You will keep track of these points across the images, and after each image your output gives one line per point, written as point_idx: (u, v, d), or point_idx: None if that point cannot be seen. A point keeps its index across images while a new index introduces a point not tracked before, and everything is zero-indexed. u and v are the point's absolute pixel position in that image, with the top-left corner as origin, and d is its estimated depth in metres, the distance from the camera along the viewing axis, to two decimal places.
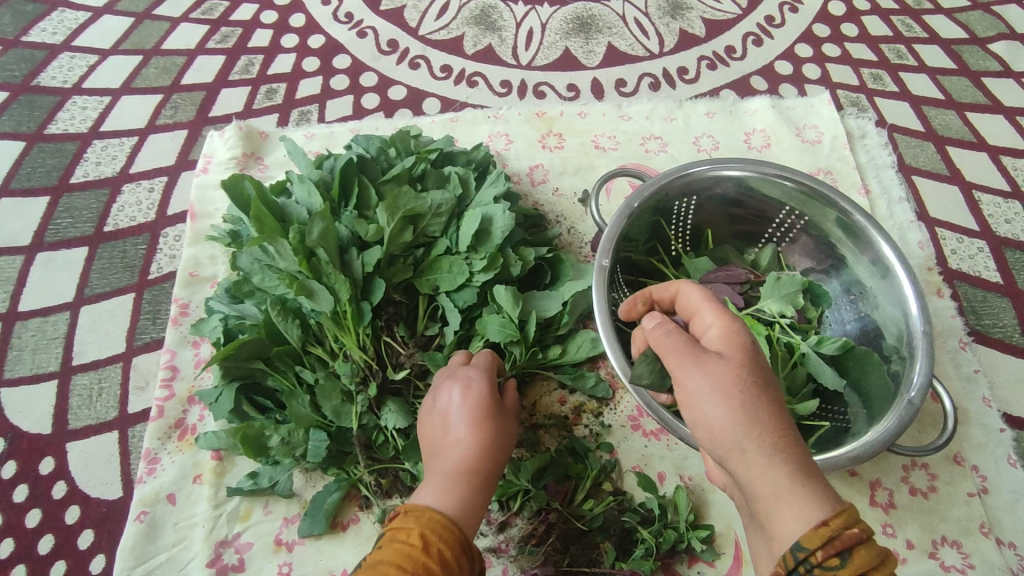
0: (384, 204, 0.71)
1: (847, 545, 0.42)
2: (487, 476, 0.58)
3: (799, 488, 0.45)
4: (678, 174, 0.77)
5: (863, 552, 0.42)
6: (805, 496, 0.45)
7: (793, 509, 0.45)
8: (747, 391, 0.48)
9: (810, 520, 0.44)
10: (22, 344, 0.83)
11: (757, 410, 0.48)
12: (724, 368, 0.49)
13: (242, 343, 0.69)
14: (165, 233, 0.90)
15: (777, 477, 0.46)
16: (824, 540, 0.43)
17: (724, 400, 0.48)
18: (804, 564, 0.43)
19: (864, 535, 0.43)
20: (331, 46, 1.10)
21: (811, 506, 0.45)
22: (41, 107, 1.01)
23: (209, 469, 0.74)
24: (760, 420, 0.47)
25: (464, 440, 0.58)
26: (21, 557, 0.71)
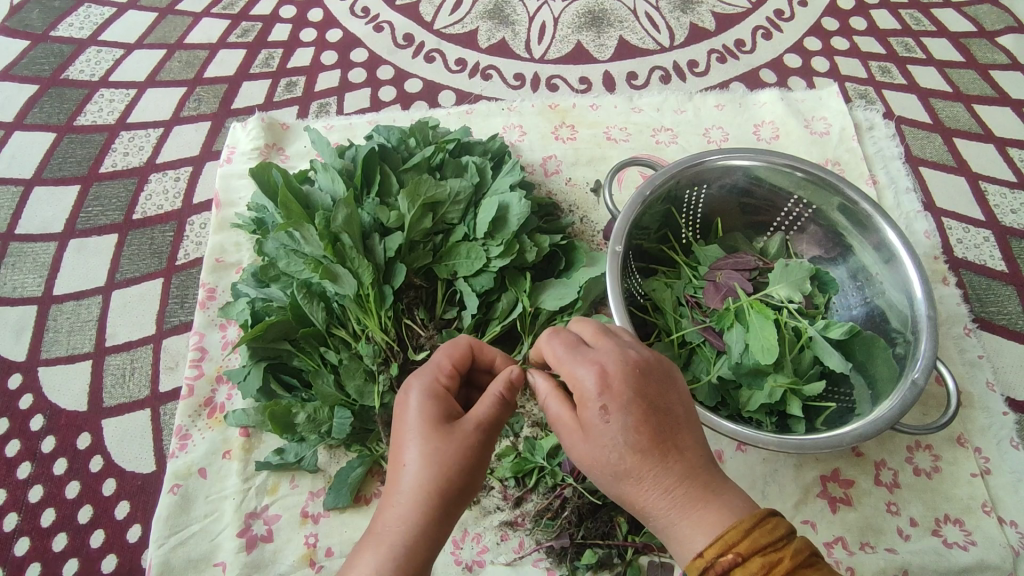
0: (406, 191, 0.73)
1: (722, 571, 0.46)
2: (441, 509, 0.52)
3: (682, 520, 0.50)
4: (689, 164, 0.79)
5: (738, 574, 0.46)
6: (695, 524, 0.49)
7: (681, 537, 0.50)
8: (611, 452, 0.51)
9: (691, 552, 0.49)
10: (58, 326, 0.86)
11: (623, 464, 0.51)
12: (593, 443, 0.52)
13: (269, 325, 0.72)
14: (191, 221, 0.94)
15: (661, 512, 0.51)
16: (701, 570, 0.47)
17: (606, 461, 0.51)
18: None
19: (738, 560, 0.46)
20: (348, 40, 1.13)
21: (698, 533, 0.49)
22: (70, 99, 1.05)
23: (238, 445, 0.77)
24: (630, 478, 0.51)
25: (410, 468, 0.53)
26: (62, 526, 0.74)
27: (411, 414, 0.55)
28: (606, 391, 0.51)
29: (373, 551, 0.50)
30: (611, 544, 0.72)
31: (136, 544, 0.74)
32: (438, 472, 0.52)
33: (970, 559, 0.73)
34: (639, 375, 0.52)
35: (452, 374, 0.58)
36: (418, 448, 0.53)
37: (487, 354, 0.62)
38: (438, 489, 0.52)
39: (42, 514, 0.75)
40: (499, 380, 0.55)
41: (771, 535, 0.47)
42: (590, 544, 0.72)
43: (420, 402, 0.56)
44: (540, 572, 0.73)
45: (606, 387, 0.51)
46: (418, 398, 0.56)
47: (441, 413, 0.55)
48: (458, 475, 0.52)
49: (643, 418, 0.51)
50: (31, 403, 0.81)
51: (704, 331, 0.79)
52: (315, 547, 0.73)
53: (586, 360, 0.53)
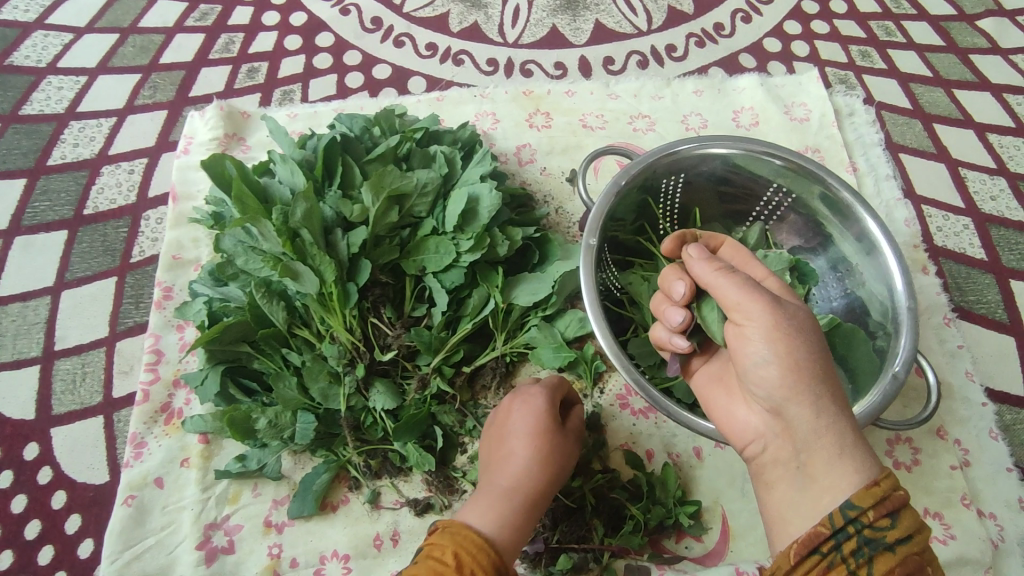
0: (368, 183, 0.70)
1: (896, 506, 0.46)
2: (531, 509, 0.60)
3: (853, 443, 0.49)
4: (666, 152, 0.76)
5: (908, 514, 0.46)
6: (859, 458, 0.49)
7: (845, 466, 0.48)
8: (803, 334, 0.51)
9: (863, 481, 0.47)
10: (3, 329, 0.81)
11: (805, 343, 0.50)
12: (783, 316, 0.51)
13: (227, 326, 0.68)
14: (147, 216, 0.89)
15: (842, 430, 0.49)
16: (876, 499, 0.46)
17: (803, 345, 0.50)
18: (856, 522, 0.46)
19: (909, 500, 0.47)
20: (313, 24, 1.08)
21: (862, 463, 0.48)
22: (16, 87, 0.99)
23: (197, 452, 0.73)
24: (823, 373, 0.50)
25: (516, 463, 0.61)
26: (9, 541, 0.70)
27: (527, 418, 0.64)
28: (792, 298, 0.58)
29: (487, 508, 0.58)
30: (587, 549, 0.69)
31: (89, 558, 0.70)
32: (545, 477, 0.61)
33: (949, 553, 0.72)
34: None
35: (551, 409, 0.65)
36: (529, 445, 0.62)
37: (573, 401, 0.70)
38: (536, 490, 0.61)
39: None
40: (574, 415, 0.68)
41: None
42: (566, 548, 0.69)
43: (524, 415, 0.64)
44: None
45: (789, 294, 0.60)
46: (519, 410, 0.65)
47: (541, 423, 0.63)
48: (550, 483, 0.62)
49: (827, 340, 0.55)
50: None
51: None
52: (279, 558, 0.70)
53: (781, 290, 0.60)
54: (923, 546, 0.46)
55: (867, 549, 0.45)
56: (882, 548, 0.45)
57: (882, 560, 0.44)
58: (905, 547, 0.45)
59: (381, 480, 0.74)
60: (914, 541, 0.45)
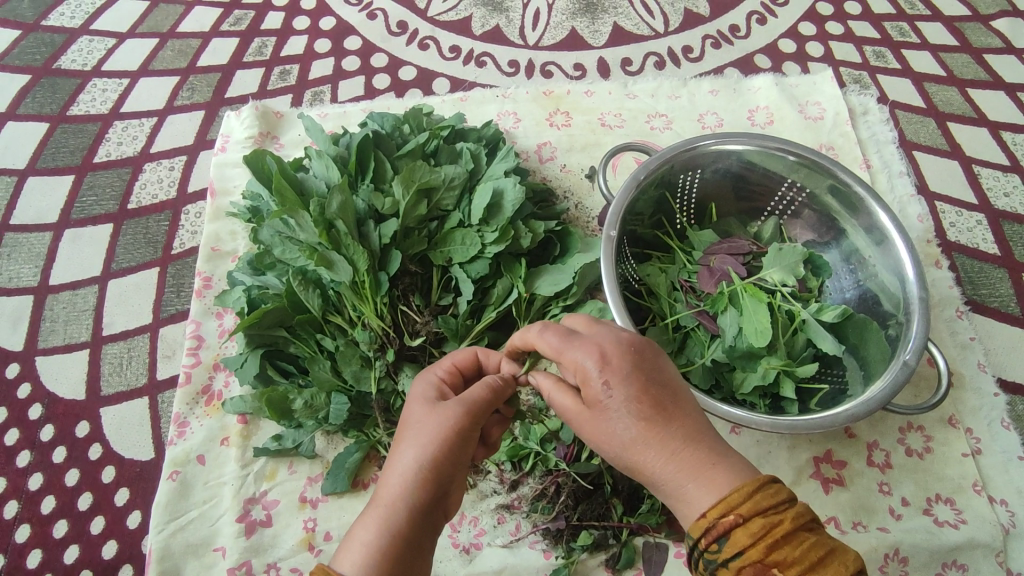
0: (400, 177, 0.74)
1: (722, 532, 0.46)
2: (431, 496, 0.51)
3: (689, 489, 0.49)
4: (684, 149, 0.79)
5: (740, 533, 0.45)
6: (696, 489, 0.48)
7: (685, 502, 0.49)
8: (618, 446, 0.52)
9: (695, 514, 0.48)
10: (54, 316, 0.86)
11: (623, 453, 0.51)
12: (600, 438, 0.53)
13: (266, 312, 0.72)
14: (187, 210, 0.93)
15: (677, 481, 0.49)
16: (704, 529, 0.47)
17: (625, 448, 0.51)
18: (695, 550, 0.48)
19: (740, 520, 0.45)
20: (342, 28, 1.13)
21: (700, 495, 0.48)
22: (63, 89, 1.04)
23: (236, 432, 0.77)
24: (642, 463, 0.51)
25: (407, 452, 0.52)
26: (62, 513, 0.75)
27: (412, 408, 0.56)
28: (596, 393, 0.52)
29: (370, 523, 0.49)
30: (607, 526, 0.73)
31: (137, 529, 0.75)
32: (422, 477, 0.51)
33: (960, 537, 0.74)
34: (639, 356, 0.53)
35: (455, 376, 0.61)
36: (427, 417, 0.54)
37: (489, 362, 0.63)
38: (422, 493, 0.51)
39: (42, 502, 0.76)
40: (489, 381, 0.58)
41: (771, 499, 0.46)
42: (587, 526, 0.73)
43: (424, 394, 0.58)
44: (536, 554, 0.74)
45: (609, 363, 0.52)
46: (423, 388, 0.58)
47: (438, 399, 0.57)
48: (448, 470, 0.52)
49: (650, 398, 0.51)
50: (29, 392, 0.82)
51: (698, 314, 0.79)
52: (314, 532, 0.74)
53: (580, 348, 0.53)
54: (764, 554, 0.44)
55: (708, 569, 0.47)
56: (719, 569, 0.46)
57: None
58: (740, 564, 0.45)
59: None
60: (748, 557, 0.45)
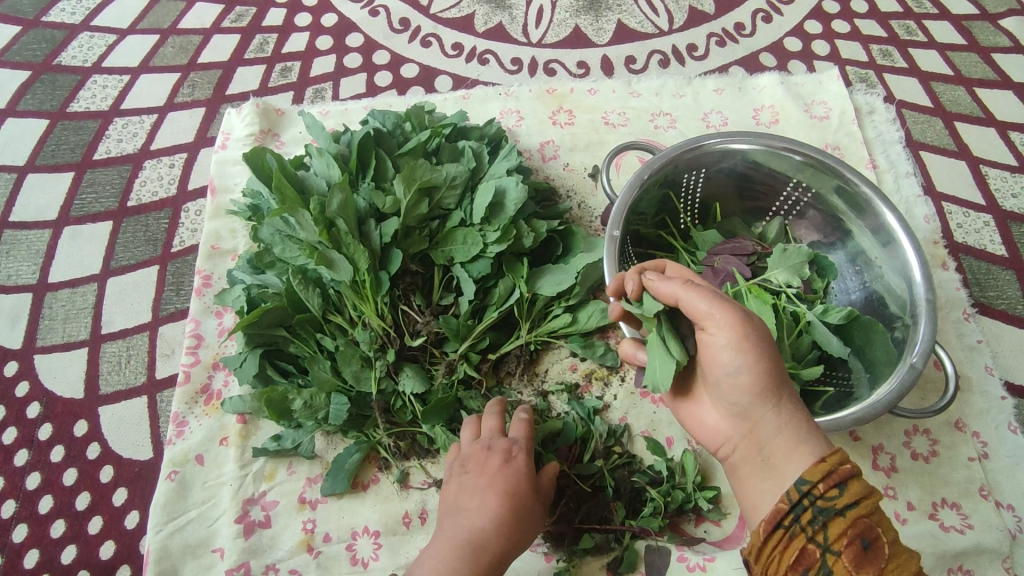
0: (400, 176, 0.73)
1: (843, 478, 0.50)
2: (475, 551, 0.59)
3: (808, 431, 0.53)
4: (688, 148, 0.78)
5: (857, 484, 0.50)
6: (811, 435, 0.53)
7: (797, 447, 0.53)
8: (768, 346, 0.54)
9: (813, 458, 0.52)
10: (53, 314, 0.86)
11: (771, 354, 0.54)
12: (749, 326, 0.54)
13: (265, 311, 0.71)
14: (187, 207, 0.93)
15: (796, 419, 0.54)
16: (824, 473, 0.50)
17: (771, 351, 0.54)
18: (806, 496, 0.50)
19: (856, 470, 0.51)
20: (343, 25, 1.12)
21: (813, 446, 0.53)
22: (63, 85, 1.04)
23: (235, 431, 0.77)
24: (781, 378, 0.54)
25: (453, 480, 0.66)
26: (60, 512, 0.75)
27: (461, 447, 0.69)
28: None
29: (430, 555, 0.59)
30: (609, 529, 0.72)
31: (134, 530, 0.74)
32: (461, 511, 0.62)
33: (967, 542, 0.73)
34: None
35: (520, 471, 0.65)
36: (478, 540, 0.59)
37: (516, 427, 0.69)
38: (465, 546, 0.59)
39: (40, 501, 0.75)
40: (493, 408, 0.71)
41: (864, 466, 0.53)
42: (588, 529, 0.72)
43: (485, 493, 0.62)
44: (537, 557, 0.73)
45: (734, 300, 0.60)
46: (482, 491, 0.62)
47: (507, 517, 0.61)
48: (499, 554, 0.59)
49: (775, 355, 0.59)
50: (27, 390, 0.81)
51: None
52: (313, 533, 0.73)
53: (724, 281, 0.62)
54: (873, 510, 0.49)
55: (819, 520, 0.49)
56: (834, 516, 0.49)
57: (835, 526, 0.48)
58: (856, 512, 0.49)
59: (410, 461, 0.77)
60: (862, 507, 0.49)
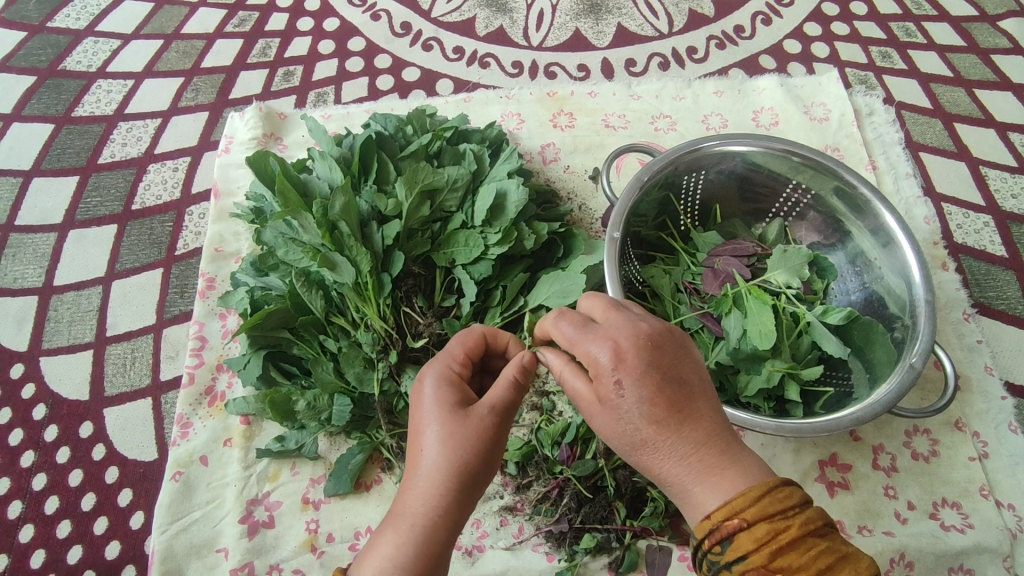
0: (402, 179, 0.73)
1: (726, 536, 0.46)
2: (454, 508, 0.51)
3: (696, 486, 0.49)
4: (688, 150, 0.79)
5: (744, 538, 0.45)
6: (704, 488, 0.48)
7: (692, 500, 0.49)
8: (625, 421, 0.49)
9: (701, 513, 0.48)
10: (59, 316, 0.86)
11: (642, 437, 0.49)
12: (606, 410, 0.50)
13: (268, 314, 0.72)
14: (190, 211, 0.94)
15: (686, 480, 0.49)
16: (708, 530, 0.47)
17: (636, 430, 0.49)
18: (699, 549, 0.48)
19: (744, 525, 0.45)
20: (345, 29, 1.13)
21: (707, 494, 0.48)
22: (68, 90, 1.04)
23: (239, 433, 0.77)
24: (653, 444, 0.49)
25: (430, 448, 0.52)
26: (65, 513, 0.75)
27: (426, 402, 0.54)
28: (631, 367, 0.49)
29: (390, 536, 0.50)
30: (610, 529, 0.72)
31: (139, 530, 0.75)
32: (461, 455, 0.51)
33: (967, 541, 0.74)
34: (656, 351, 0.50)
35: (466, 361, 0.58)
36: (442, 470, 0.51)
37: (500, 340, 0.61)
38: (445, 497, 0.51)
39: (45, 502, 0.76)
40: (510, 365, 0.56)
41: (779, 505, 0.46)
42: (589, 529, 0.73)
43: (437, 389, 0.55)
44: (539, 557, 0.73)
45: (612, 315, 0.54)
46: (433, 385, 0.55)
47: (455, 399, 0.54)
48: (459, 506, 0.52)
49: (670, 375, 0.50)
50: (33, 392, 0.82)
51: (702, 316, 0.79)
52: (316, 533, 0.74)
53: (599, 336, 0.51)
54: (768, 561, 0.44)
55: (713, 570, 0.47)
56: (722, 570, 0.47)
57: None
58: (742, 569, 0.45)
59: None
60: (751, 562, 0.45)
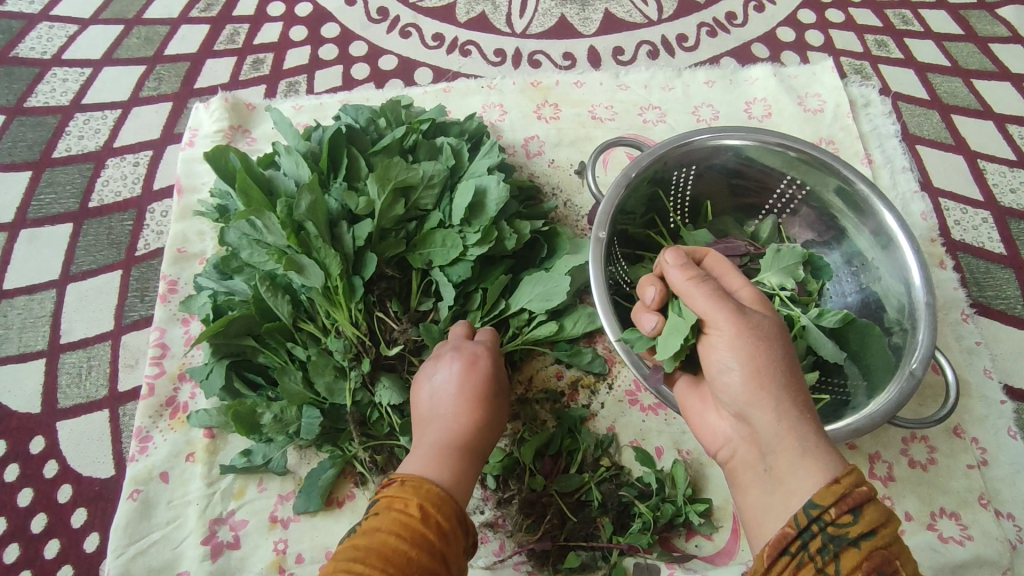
0: (374, 175, 0.68)
1: (859, 503, 0.46)
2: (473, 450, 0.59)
3: (818, 446, 0.49)
4: (678, 144, 0.75)
5: (873, 510, 0.46)
6: (816, 458, 0.49)
7: (805, 467, 0.49)
8: (780, 355, 0.52)
9: (824, 478, 0.48)
10: (9, 322, 0.81)
11: (763, 357, 0.51)
12: (748, 325, 0.52)
13: (231, 321, 0.67)
14: (152, 208, 0.88)
15: (802, 437, 0.50)
16: (837, 497, 0.46)
17: (764, 356, 0.51)
18: (818, 522, 0.46)
19: (874, 494, 0.46)
20: (318, 14, 1.07)
21: (827, 464, 0.49)
22: (21, 79, 0.98)
23: (202, 447, 0.73)
24: (789, 385, 0.51)
25: (445, 401, 0.61)
26: (15, 535, 0.70)
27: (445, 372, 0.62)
28: (763, 305, 0.56)
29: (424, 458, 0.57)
30: (595, 547, 0.69)
31: (95, 552, 0.70)
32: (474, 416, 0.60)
33: (966, 554, 0.71)
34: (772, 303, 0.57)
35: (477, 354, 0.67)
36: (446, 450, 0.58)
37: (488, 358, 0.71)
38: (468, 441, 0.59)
39: None
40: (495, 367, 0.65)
41: None
42: (574, 546, 0.69)
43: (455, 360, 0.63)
44: None
45: (763, 301, 0.57)
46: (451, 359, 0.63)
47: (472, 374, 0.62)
48: (471, 456, 0.59)
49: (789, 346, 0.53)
50: None
51: None
52: (285, 554, 0.69)
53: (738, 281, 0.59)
54: (892, 543, 0.45)
55: (832, 549, 0.45)
56: (848, 545, 0.44)
57: (848, 558, 0.44)
58: (872, 543, 0.44)
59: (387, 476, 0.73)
60: (880, 538, 0.45)
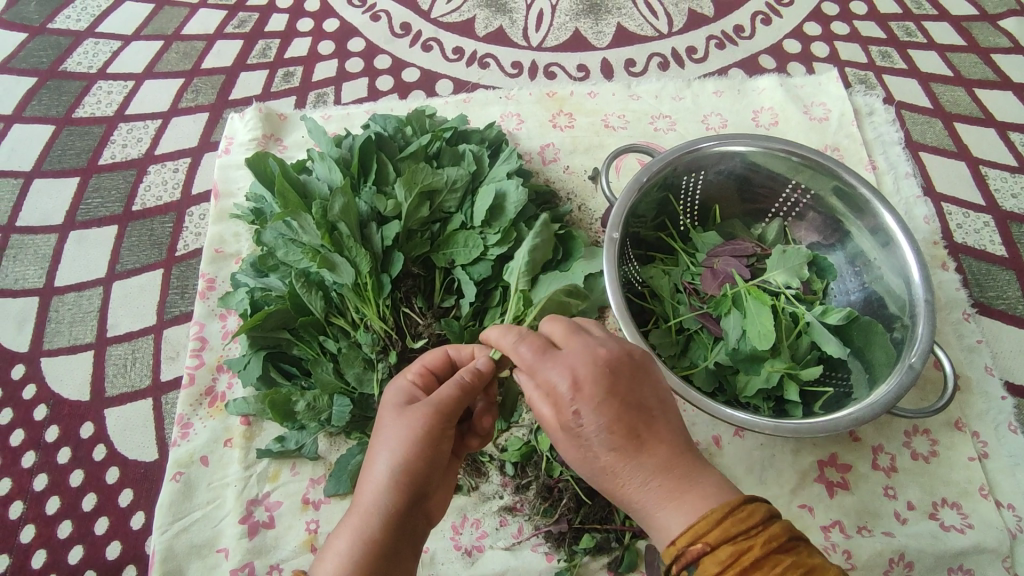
0: (402, 179, 0.73)
1: (691, 561, 0.47)
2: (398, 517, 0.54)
3: (666, 510, 0.51)
4: (688, 150, 0.79)
5: (709, 562, 0.46)
6: (668, 514, 0.50)
7: (660, 524, 0.51)
8: (605, 449, 0.52)
9: (669, 539, 0.50)
10: (59, 317, 0.87)
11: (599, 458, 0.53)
12: (575, 439, 0.53)
13: (269, 314, 0.72)
14: (191, 212, 0.94)
15: (655, 502, 0.52)
16: (674, 557, 0.48)
17: (597, 459, 0.53)
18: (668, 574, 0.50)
19: (707, 548, 0.47)
20: (345, 30, 1.13)
21: (670, 523, 0.50)
22: (69, 91, 1.05)
23: (239, 433, 0.78)
24: (624, 468, 0.52)
25: (382, 459, 0.55)
26: (66, 513, 0.75)
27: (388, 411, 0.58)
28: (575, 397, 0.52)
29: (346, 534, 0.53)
30: (609, 529, 0.73)
31: (140, 530, 0.75)
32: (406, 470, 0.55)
33: (967, 542, 0.74)
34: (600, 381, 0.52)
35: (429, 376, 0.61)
36: (397, 419, 0.56)
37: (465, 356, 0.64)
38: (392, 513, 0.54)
39: (47, 502, 0.76)
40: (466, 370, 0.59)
41: (741, 526, 0.47)
42: (588, 529, 0.73)
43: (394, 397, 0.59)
44: (539, 557, 0.73)
45: (571, 396, 0.52)
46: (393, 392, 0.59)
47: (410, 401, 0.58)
48: (397, 528, 0.54)
49: (620, 425, 0.52)
50: (35, 393, 0.82)
51: (702, 317, 0.79)
52: (317, 533, 0.74)
53: (553, 362, 0.53)
54: None
55: None
56: None
57: None
58: None
59: None
60: None
